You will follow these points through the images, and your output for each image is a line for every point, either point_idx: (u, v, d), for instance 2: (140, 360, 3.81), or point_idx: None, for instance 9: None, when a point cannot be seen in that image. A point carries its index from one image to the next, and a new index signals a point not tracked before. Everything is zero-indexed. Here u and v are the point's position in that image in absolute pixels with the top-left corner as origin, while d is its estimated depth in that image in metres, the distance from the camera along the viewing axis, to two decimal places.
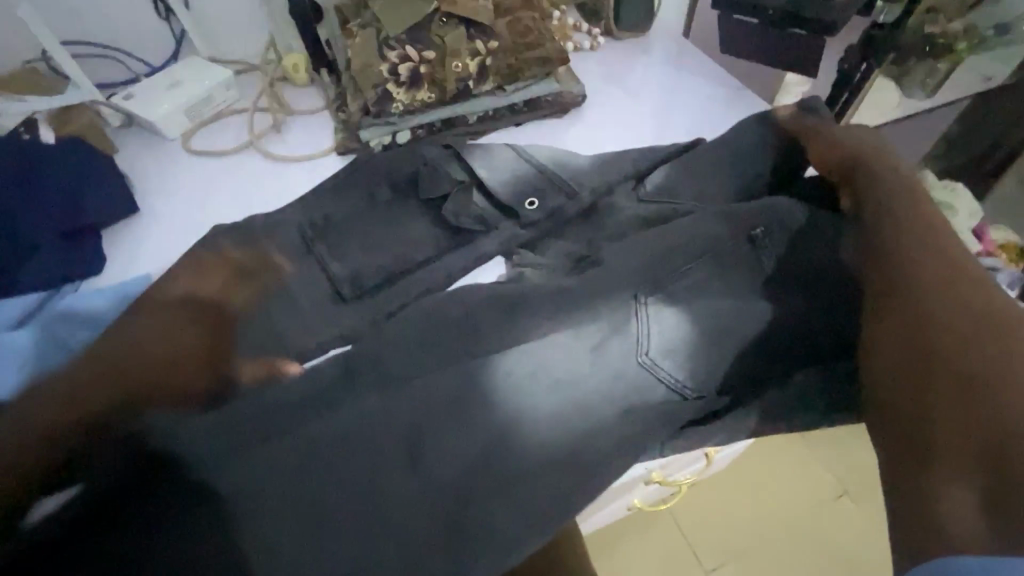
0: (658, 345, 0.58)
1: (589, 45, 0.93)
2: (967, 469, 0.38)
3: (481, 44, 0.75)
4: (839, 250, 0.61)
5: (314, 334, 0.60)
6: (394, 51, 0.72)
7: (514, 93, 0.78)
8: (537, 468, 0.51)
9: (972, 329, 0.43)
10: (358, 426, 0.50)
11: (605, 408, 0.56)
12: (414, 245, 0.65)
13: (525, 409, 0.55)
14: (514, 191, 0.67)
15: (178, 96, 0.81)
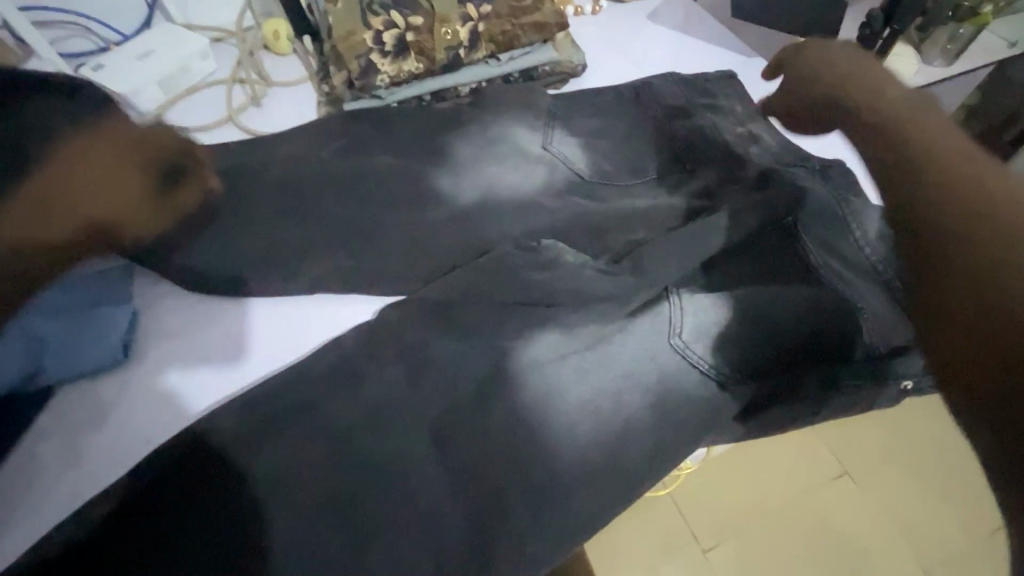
0: (692, 327, 0.54)
1: (591, 9, 0.87)
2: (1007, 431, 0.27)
3: (473, 7, 0.69)
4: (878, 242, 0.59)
5: (293, 330, 0.60)
6: (378, 17, 0.67)
7: (509, 63, 0.74)
8: (530, 469, 0.50)
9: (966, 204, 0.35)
10: (346, 428, 0.51)
11: (647, 392, 0.53)
12: (418, 237, 0.62)
13: (568, 397, 0.54)
14: (513, 181, 0.66)
15: (150, 65, 0.76)
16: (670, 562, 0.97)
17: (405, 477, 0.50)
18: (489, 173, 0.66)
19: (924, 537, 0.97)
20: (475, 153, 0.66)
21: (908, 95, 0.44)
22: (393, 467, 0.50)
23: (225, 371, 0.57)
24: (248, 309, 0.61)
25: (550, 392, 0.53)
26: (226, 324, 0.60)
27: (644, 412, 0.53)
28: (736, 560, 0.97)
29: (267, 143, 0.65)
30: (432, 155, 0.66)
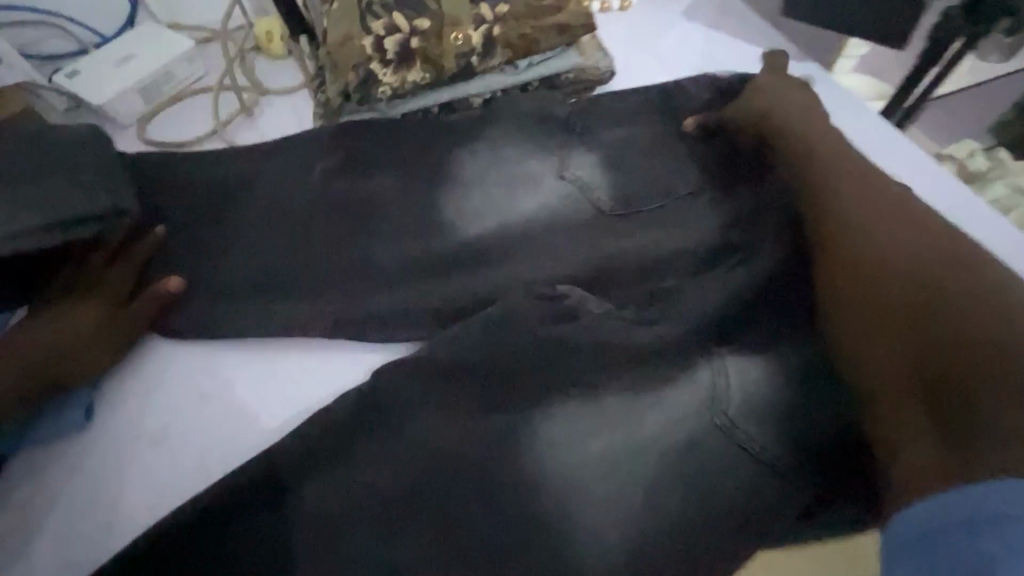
0: (740, 403, 0.49)
1: (620, 3, 0.78)
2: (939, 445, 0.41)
3: (488, 8, 0.61)
4: None
5: (292, 390, 0.54)
6: (380, 19, 0.59)
7: (528, 70, 0.65)
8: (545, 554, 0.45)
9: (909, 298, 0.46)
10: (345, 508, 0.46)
11: (685, 478, 0.48)
12: (425, 277, 0.56)
13: (602, 474, 0.49)
14: (532, 210, 0.58)
15: (131, 73, 0.69)
16: None
17: (412, 565, 0.45)
18: (504, 203, 0.58)
19: None
20: (484, 176, 0.59)
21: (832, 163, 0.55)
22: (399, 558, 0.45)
23: (219, 439, 0.52)
24: (242, 364, 0.55)
25: (574, 469, 0.49)
26: (218, 379, 0.54)
27: (681, 493, 0.47)
28: None
29: (258, 167, 0.59)
30: (442, 181, 0.59)
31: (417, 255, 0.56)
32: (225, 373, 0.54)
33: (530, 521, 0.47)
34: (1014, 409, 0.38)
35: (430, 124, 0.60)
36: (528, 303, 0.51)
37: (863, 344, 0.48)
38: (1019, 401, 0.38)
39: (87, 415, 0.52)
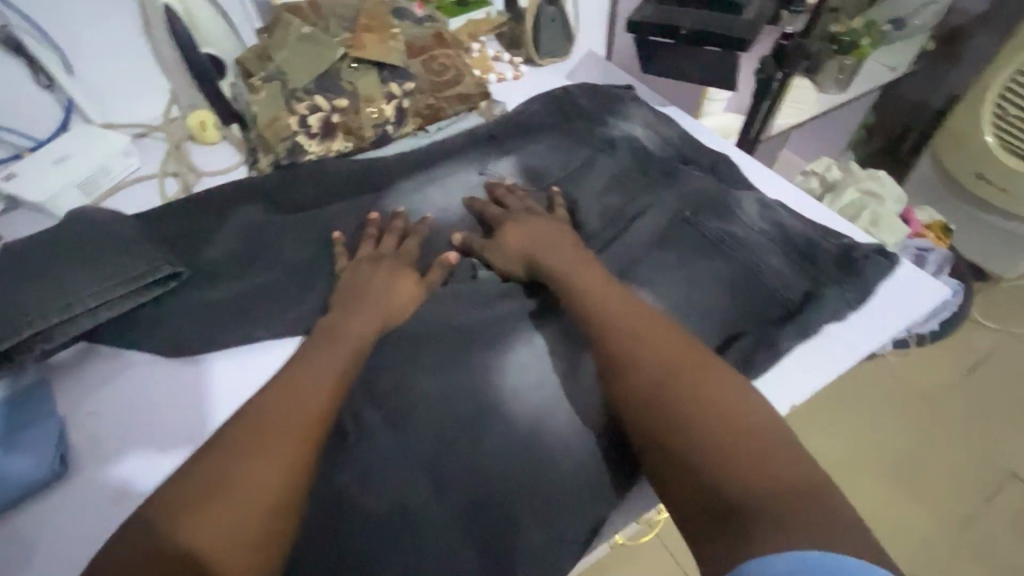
0: None
1: (512, 74, 0.93)
2: (690, 505, 0.41)
3: (396, 86, 0.72)
4: (791, 273, 0.66)
5: (250, 381, 0.58)
6: (303, 101, 0.68)
7: (438, 133, 0.76)
8: (507, 532, 0.50)
9: (672, 365, 0.48)
10: (327, 502, 0.50)
11: (605, 431, 0.55)
12: None
13: (549, 430, 0.56)
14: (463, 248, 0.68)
15: (68, 170, 0.73)
16: None
17: (390, 547, 0.48)
18: (433, 243, 0.68)
19: (929, 499, 1.23)
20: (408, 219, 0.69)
21: (571, 253, 0.62)
22: (378, 551, 0.48)
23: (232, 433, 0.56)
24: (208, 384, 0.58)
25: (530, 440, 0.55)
26: (184, 404, 0.56)
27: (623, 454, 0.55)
28: None
29: (203, 238, 0.65)
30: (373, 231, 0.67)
31: (351, 284, 0.61)
32: (189, 382, 0.58)
33: (492, 490, 0.51)
34: (709, 434, 0.43)
35: (357, 180, 0.70)
36: (469, 310, 0.62)
37: (644, 406, 0.47)
38: (711, 426, 0.43)
39: (60, 462, 0.51)
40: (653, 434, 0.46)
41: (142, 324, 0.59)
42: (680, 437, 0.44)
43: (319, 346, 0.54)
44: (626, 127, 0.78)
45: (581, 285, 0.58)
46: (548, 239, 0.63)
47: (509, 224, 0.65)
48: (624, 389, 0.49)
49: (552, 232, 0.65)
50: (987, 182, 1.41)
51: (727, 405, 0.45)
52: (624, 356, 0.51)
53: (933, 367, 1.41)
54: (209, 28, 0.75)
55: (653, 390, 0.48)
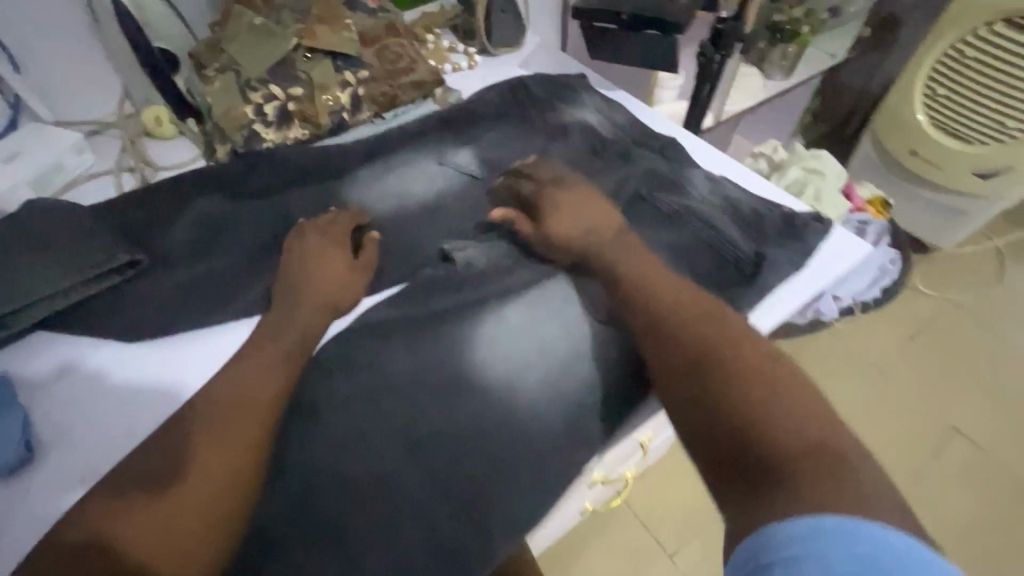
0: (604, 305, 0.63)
1: (467, 63, 0.95)
2: (732, 468, 0.44)
3: (350, 74, 0.74)
4: (735, 236, 0.70)
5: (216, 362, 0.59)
6: (258, 91, 0.70)
7: (394, 119, 0.78)
8: (471, 487, 0.54)
9: (720, 345, 0.52)
10: (298, 467, 0.53)
11: (563, 392, 0.59)
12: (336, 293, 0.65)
13: (515, 391, 0.59)
14: (422, 227, 0.70)
15: (20, 167, 0.73)
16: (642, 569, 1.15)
17: (359, 505, 0.52)
18: (393, 224, 0.70)
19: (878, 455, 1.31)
20: (368, 202, 0.71)
21: (615, 239, 0.64)
22: (349, 509, 0.51)
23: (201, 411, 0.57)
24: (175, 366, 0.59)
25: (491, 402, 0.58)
26: (151, 387, 0.58)
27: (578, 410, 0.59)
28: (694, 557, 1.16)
29: (164, 229, 0.66)
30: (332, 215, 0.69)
31: (305, 272, 0.63)
32: (155, 366, 0.59)
33: (457, 449, 0.55)
34: (761, 405, 0.46)
35: (316, 166, 0.71)
36: (429, 285, 0.65)
37: (691, 378, 0.50)
38: (763, 398, 0.46)
39: (26, 448, 0.52)
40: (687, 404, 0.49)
41: (105, 314, 0.60)
42: (712, 406, 0.48)
43: (268, 341, 0.58)
44: (577, 113, 0.82)
45: (620, 267, 0.61)
46: (587, 227, 0.65)
47: (553, 205, 0.67)
48: (675, 361, 0.52)
49: (598, 215, 0.66)
50: (921, 158, 1.50)
51: (781, 381, 0.48)
52: (678, 335, 0.54)
53: (880, 334, 1.50)
54: (159, 22, 0.75)
55: (689, 369, 0.51)
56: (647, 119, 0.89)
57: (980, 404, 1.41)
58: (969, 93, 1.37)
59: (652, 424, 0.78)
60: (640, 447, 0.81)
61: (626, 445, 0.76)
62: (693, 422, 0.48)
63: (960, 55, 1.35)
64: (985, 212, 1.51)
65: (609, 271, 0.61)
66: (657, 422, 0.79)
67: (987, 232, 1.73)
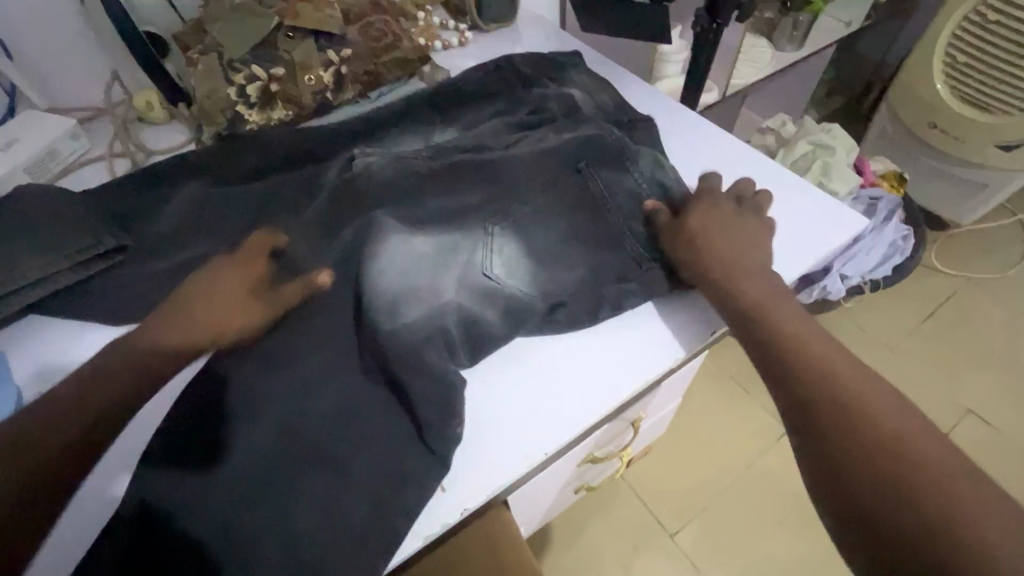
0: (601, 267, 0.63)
1: (458, 40, 0.93)
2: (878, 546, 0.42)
3: (333, 53, 0.73)
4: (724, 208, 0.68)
5: None
6: (240, 72, 0.69)
7: (378, 99, 0.78)
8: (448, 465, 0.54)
9: (854, 400, 0.48)
10: None
11: (543, 370, 0.59)
12: None
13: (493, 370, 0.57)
14: None
15: (15, 154, 0.74)
16: (643, 547, 1.16)
17: None
18: None
19: None
20: None
21: (756, 277, 0.60)
22: None
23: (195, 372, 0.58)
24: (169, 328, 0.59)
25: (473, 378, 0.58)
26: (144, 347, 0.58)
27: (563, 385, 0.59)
28: (697, 536, 1.16)
29: (153, 214, 0.66)
30: None
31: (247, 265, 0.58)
32: None
33: None
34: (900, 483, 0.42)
35: (303, 146, 0.70)
36: None
37: (828, 438, 0.47)
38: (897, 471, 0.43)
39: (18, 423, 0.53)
40: (850, 486, 0.44)
41: (96, 296, 0.61)
42: (856, 477, 0.44)
43: (205, 294, 0.56)
44: (568, 89, 0.80)
45: (762, 307, 0.57)
46: (728, 265, 0.61)
47: (710, 216, 0.65)
48: (808, 412, 0.49)
49: (739, 241, 0.63)
50: (941, 131, 1.44)
51: (909, 454, 0.44)
52: (808, 379, 0.50)
53: (893, 313, 1.46)
54: (145, 7, 0.75)
55: (830, 421, 0.48)
56: (642, 92, 0.87)
57: (997, 385, 1.36)
58: (992, 61, 1.30)
59: (644, 403, 0.77)
60: (632, 426, 0.81)
61: (617, 424, 0.75)
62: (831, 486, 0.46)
63: (985, 19, 1.28)
64: (1005, 186, 1.44)
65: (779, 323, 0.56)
66: (649, 402, 0.79)
67: (1009, 208, 1.66)
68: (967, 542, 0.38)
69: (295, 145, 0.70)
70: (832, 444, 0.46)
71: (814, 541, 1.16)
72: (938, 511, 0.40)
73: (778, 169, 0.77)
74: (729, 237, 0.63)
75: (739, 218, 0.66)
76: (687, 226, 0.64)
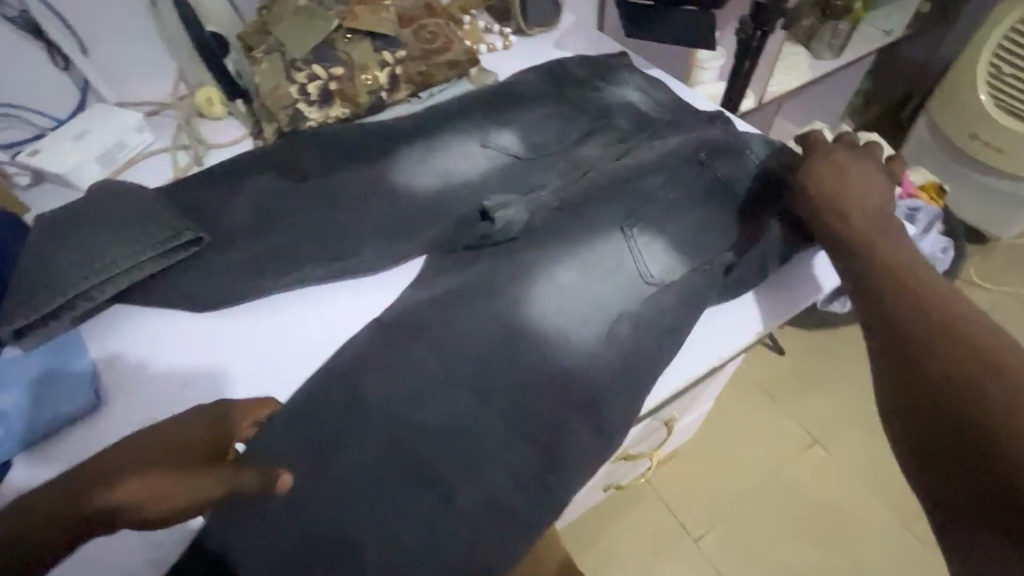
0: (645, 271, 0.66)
1: (502, 44, 0.96)
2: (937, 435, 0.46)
3: (388, 54, 0.77)
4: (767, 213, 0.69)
5: (263, 328, 0.64)
6: (302, 72, 0.73)
7: (429, 99, 0.80)
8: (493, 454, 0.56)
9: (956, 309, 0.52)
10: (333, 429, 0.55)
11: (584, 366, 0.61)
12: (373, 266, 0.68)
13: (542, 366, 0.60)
14: (457, 204, 0.72)
15: (87, 146, 0.78)
16: (666, 551, 1.16)
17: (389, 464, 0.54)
18: (427, 201, 0.72)
19: None
20: (406, 178, 0.73)
21: (864, 211, 0.65)
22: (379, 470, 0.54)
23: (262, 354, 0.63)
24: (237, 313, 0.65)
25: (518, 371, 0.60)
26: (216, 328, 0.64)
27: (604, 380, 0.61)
28: (721, 542, 1.16)
29: (219, 208, 0.69)
30: (375, 192, 0.72)
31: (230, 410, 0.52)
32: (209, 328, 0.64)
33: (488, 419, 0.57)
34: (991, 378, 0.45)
35: (358, 144, 0.74)
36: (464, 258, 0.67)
37: (907, 345, 0.52)
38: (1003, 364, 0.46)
39: (94, 396, 0.58)
40: (931, 376, 0.48)
41: (163, 281, 0.64)
42: (948, 369, 0.48)
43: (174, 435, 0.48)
44: (616, 91, 0.81)
45: (881, 241, 0.61)
46: (842, 199, 0.65)
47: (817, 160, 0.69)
48: (886, 321, 0.54)
49: (856, 180, 0.67)
50: (982, 143, 1.41)
51: (989, 355, 0.47)
52: (914, 292, 0.55)
53: None
54: (212, 8, 0.80)
55: (926, 324, 0.52)
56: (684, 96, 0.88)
57: None
58: None
59: (678, 404, 0.78)
60: (665, 426, 0.82)
61: (650, 423, 0.76)
62: (895, 387, 0.50)
63: None
64: None
65: (874, 272, 0.58)
66: (682, 403, 0.80)
67: None
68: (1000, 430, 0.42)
69: (349, 142, 0.74)
70: (918, 347, 0.51)
71: (843, 555, 1.14)
72: (1008, 391, 0.44)
73: None
74: (821, 178, 0.68)
75: (853, 164, 0.69)
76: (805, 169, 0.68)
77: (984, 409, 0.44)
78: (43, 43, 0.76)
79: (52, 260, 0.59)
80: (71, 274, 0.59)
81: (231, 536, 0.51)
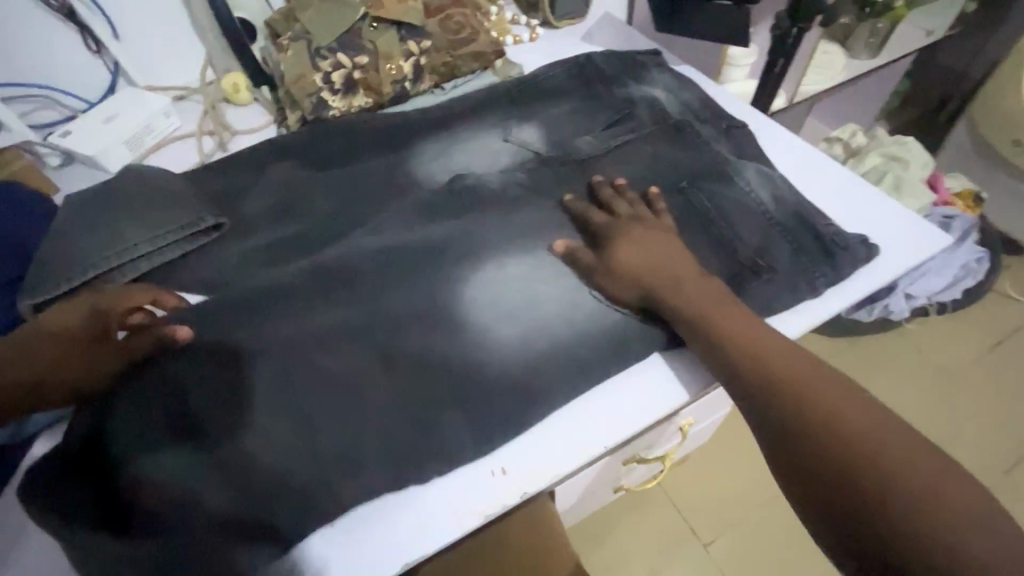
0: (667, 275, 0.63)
1: (529, 36, 0.94)
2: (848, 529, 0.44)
3: (413, 44, 0.76)
4: (793, 219, 0.67)
5: None
6: (326, 59, 0.73)
7: (452, 90, 0.81)
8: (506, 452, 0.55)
9: (830, 397, 0.49)
10: None
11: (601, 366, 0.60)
12: None
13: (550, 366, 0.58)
14: None
15: (117, 128, 0.79)
16: (675, 554, 1.15)
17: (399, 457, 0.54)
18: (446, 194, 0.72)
19: None
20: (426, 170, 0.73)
21: (699, 283, 0.60)
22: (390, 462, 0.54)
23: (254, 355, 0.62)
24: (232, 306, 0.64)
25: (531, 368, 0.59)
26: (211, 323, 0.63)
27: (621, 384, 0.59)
28: (731, 549, 1.15)
29: (242, 195, 0.70)
30: (394, 182, 0.71)
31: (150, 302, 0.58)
32: None
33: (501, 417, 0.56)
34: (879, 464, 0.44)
35: (379, 133, 0.73)
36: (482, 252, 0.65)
37: (779, 448, 0.49)
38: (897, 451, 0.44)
39: None
40: (816, 477, 0.46)
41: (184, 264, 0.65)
42: (840, 471, 0.45)
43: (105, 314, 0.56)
44: (644, 87, 0.80)
45: (734, 322, 0.56)
46: (672, 270, 0.60)
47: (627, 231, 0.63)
48: (770, 421, 0.50)
49: (676, 250, 0.62)
50: None
51: (873, 444, 0.45)
52: (777, 391, 0.51)
53: (959, 339, 1.39)
54: None
55: (805, 423, 0.48)
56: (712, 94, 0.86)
57: None
58: None
59: (694, 409, 0.77)
60: (680, 431, 0.80)
61: (664, 427, 0.75)
62: (808, 487, 0.46)
63: None
64: None
65: (738, 361, 0.54)
66: (698, 408, 0.79)
67: None
68: (927, 528, 0.40)
69: (372, 132, 0.73)
70: (806, 456, 0.47)
71: None
72: (897, 484, 0.43)
73: (854, 181, 0.75)
74: (650, 239, 0.63)
75: (650, 227, 0.63)
76: (629, 234, 0.62)
77: (888, 509, 0.42)
78: (74, 25, 0.77)
79: (77, 242, 0.60)
80: (95, 256, 0.60)
81: (201, 516, 0.49)
